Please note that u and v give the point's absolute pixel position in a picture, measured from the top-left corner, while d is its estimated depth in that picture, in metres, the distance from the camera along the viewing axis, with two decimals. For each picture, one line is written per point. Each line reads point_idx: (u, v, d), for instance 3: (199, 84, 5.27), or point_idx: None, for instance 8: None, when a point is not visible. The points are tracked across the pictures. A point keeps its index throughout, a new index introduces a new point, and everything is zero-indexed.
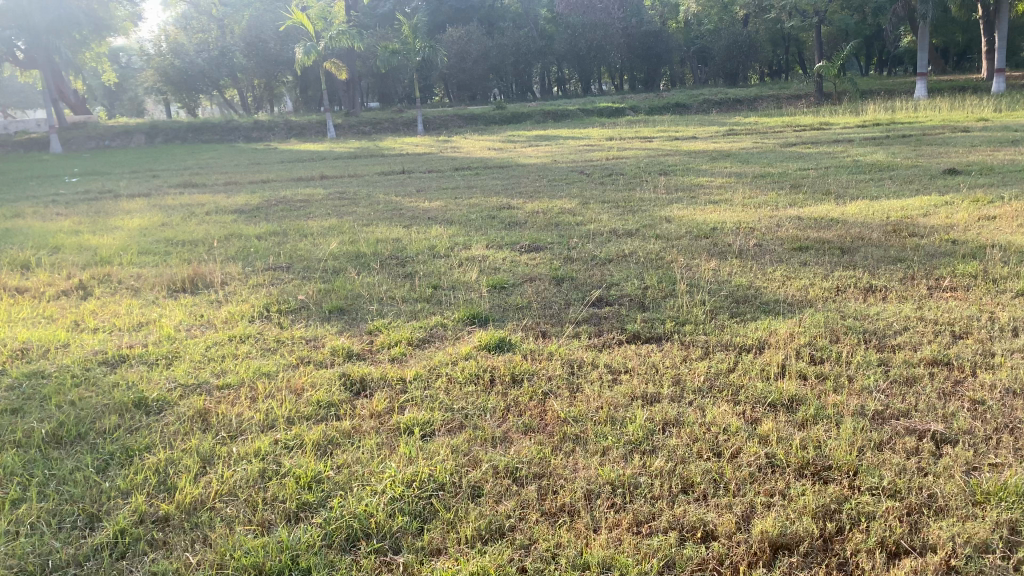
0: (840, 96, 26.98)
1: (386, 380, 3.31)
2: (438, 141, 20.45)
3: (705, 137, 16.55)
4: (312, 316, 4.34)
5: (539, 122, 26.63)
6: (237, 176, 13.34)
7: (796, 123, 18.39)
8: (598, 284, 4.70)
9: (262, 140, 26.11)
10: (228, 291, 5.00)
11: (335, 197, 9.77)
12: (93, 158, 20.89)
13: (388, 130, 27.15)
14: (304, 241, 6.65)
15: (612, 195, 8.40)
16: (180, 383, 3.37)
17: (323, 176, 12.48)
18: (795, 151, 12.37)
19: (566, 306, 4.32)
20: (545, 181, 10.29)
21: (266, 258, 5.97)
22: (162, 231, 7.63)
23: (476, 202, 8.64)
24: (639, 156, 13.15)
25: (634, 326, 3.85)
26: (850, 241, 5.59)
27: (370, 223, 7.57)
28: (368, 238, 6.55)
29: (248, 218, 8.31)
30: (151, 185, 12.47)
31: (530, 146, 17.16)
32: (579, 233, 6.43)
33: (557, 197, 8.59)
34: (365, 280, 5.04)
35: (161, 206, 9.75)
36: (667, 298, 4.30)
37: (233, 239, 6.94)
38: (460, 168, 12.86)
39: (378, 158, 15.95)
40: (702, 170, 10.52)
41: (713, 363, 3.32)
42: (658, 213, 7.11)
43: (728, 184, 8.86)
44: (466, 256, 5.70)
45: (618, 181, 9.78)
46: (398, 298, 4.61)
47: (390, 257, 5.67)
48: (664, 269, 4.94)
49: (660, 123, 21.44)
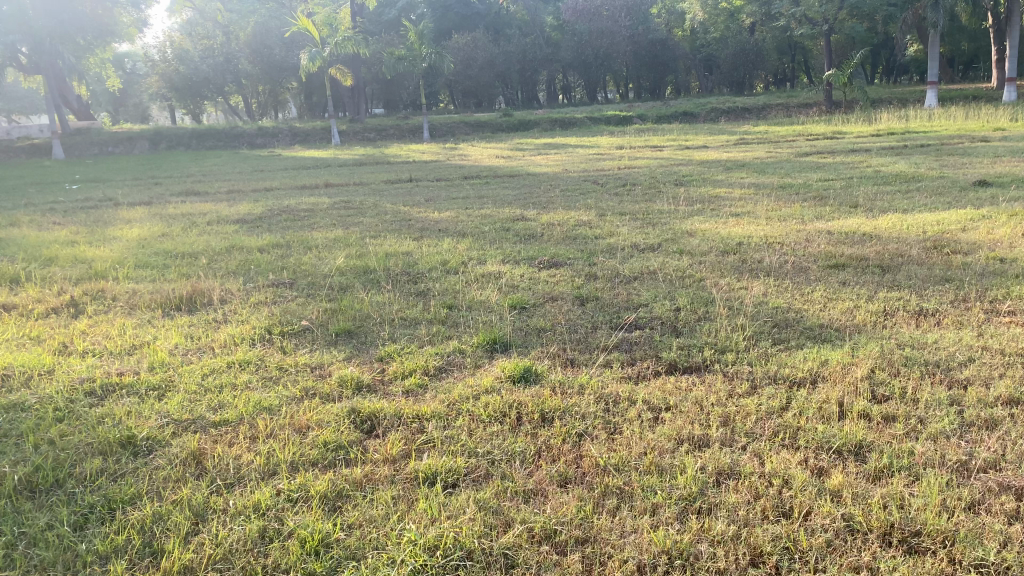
0: (850, 105, 26.66)
1: (400, 417, 2.99)
2: (444, 148, 20.17)
3: (717, 146, 16.23)
4: (318, 340, 4.02)
5: (546, 130, 26.34)
6: (241, 184, 13.05)
7: (809, 131, 18.07)
8: (625, 306, 4.38)
9: (266, 147, 25.84)
10: (227, 311, 4.68)
11: (341, 207, 9.45)
12: (95, 164, 20.60)
13: (393, 137, 26.87)
14: (309, 255, 6.33)
15: (628, 206, 8.07)
16: (172, 419, 3.05)
17: (328, 184, 12.17)
18: (814, 160, 12.05)
19: (592, 330, 3.99)
20: (557, 191, 9.98)
21: (269, 273, 5.66)
22: (161, 242, 7.32)
23: (487, 212, 8.31)
24: (652, 165, 12.83)
25: (670, 355, 3.52)
26: (889, 257, 5.25)
27: (378, 235, 7.25)
28: (377, 252, 6.22)
29: (251, 228, 7.99)
30: (153, 193, 12.19)
31: (539, 153, 16.87)
32: (599, 248, 6.10)
33: (571, 209, 8.28)
34: (375, 299, 4.72)
35: (161, 215, 9.45)
36: (703, 322, 3.97)
37: (234, 251, 6.63)
38: (468, 176, 12.54)
39: (383, 166, 15.66)
40: (719, 180, 10.20)
41: (764, 399, 2.99)
42: (680, 226, 6.79)
43: (748, 195, 8.55)
44: (481, 272, 5.38)
45: (632, 191, 9.47)
46: (410, 320, 4.29)
47: (401, 273, 5.35)
48: (695, 288, 4.62)
49: (670, 132, 21.15)
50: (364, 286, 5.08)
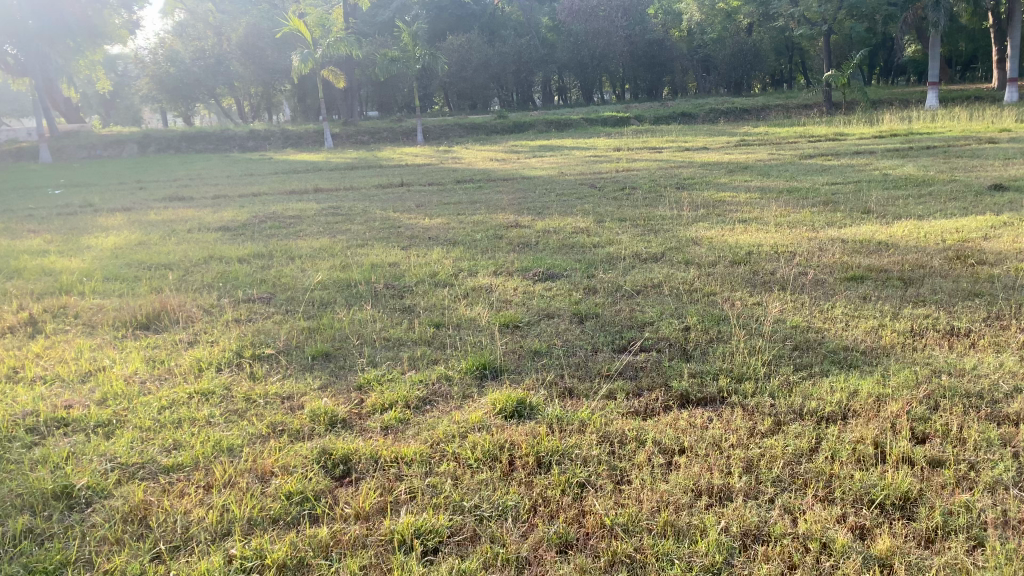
0: (850, 106, 26.34)
1: (377, 461, 2.64)
2: (438, 151, 19.83)
3: (716, 148, 15.91)
4: (291, 365, 3.66)
5: (542, 132, 26.04)
6: (228, 188, 12.69)
7: (810, 133, 17.75)
8: (628, 324, 4.02)
9: (258, 150, 25.49)
10: (196, 332, 4.32)
11: (329, 213, 9.10)
12: (83, 168, 20.21)
13: (387, 139, 26.52)
14: (291, 266, 5.96)
15: (629, 212, 7.73)
16: (119, 464, 2.69)
17: (318, 189, 11.81)
18: (817, 163, 11.73)
19: (593, 352, 3.63)
20: (554, 196, 9.64)
21: (245, 287, 5.29)
22: (136, 252, 6.95)
23: (481, 219, 7.97)
24: (651, 168, 12.50)
25: (680, 383, 3.17)
26: (909, 268, 4.89)
27: (366, 243, 6.90)
28: (363, 263, 5.87)
29: (234, 237, 7.63)
30: (137, 198, 11.86)
31: (535, 156, 16.54)
32: (598, 257, 5.75)
33: (568, 215, 7.94)
34: (357, 316, 4.36)
35: (141, 222, 9.08)
36: (714, 345, 3.62)
37: (212, 262, 6.26)
38: (462, 180, 12.21)
39: (376, 169, 15.31)
40: (721, 184, 9.87)
41: (789, 439, 2.64)
42: (683, 233, 6.45)
43: (753, 200, 8.22)
44: (472, 286, 5.02)
45: (632, 196, 9.14)
46: (394, 341, 3.93)
47: (385, 287, 4.99)
48: (703, 305, 4.27)
49: (669, 134, 20.83)
50: (347, 301, 4.72)
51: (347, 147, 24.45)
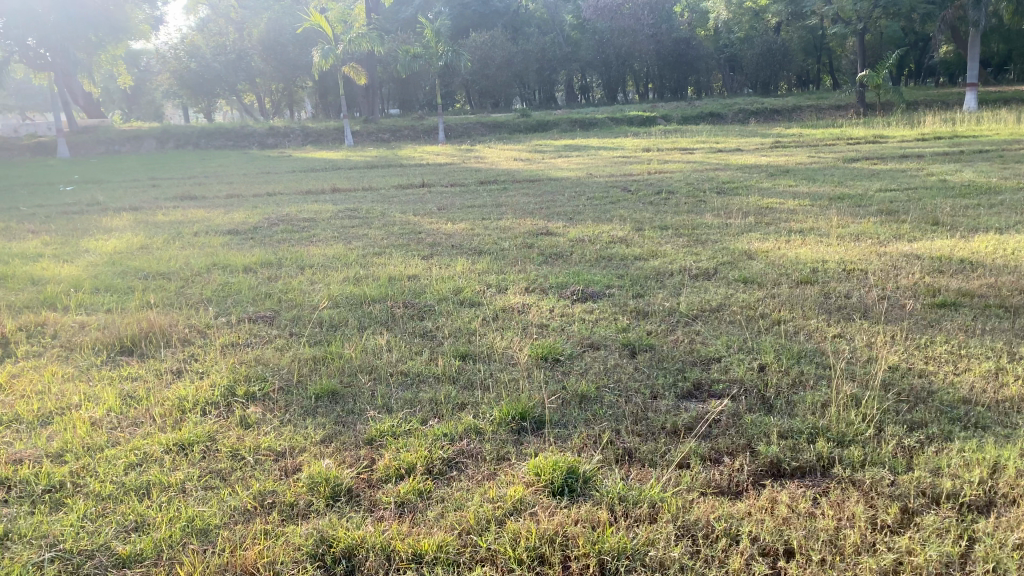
0: (884, 107, 25.50)
1: (390, 557, 2.04)
2: (460, 150, 19.24)
3: (751, 149, 15.22)
4: (290, 409, 3.06)
5: (567, 131, 25.42)
6: (242, 187, 12.17)
7: (849, 134, 16.99)
8: (689, 361, 3.41)
9: (276, 147, 25.03)
10: (188, 361, 3.73)
11: (345, 215, 8.53)
12: (99, 164, 19.81)
13: (408, 137, 25.98)
14: (300, 277, 5.37)
15: (671, 219, 7.09)
16: (60, 554, 2.10)
17: (335, 189, 11.26)
18: (863, 167, 11.01)
19: (651, 399, 3.01)
20: (583, 199, 9.02)
21: (246, 303, 4.70)
22: (135, 258, 6.38)
23: (508, 224, 7.37)
24: (685, 170, 11.84)
25: (768, 447, 2.56)
26: (1009, 293, 4.22)
27: (383, 251, 6.30)
28: (379, 276, 5.27)
29: (241, 241, 7.07)
30: (146, 197, 11.35)
31: (561, 156, 15.93)
32: (642, 272, 5.12)
33: (604, 221, 7.32)
34: (370, 344, 3.76)
35: (146, 223, 8.53)
36: (799, 393, 2.99)
37: (216, 272, 5.69)
38: (486, 181, 11.62)
39: (395, 168, 14.75)
40: (764, 188, 9.21)
41: (927, 539, 2.02)
42: (735, 245, 5.82)
43: (804, 208, 7.55)
44: (503, 306, 4.40)
45: (669, 200, 8.52)
46: (413, 377, 3.33)
47: (403, 307, 4.40)
48: (775, 336, 3.65)
49: (699, 133, 20.14)
50: (360, 324, 4.12)
51: (367, 144, 23.96)
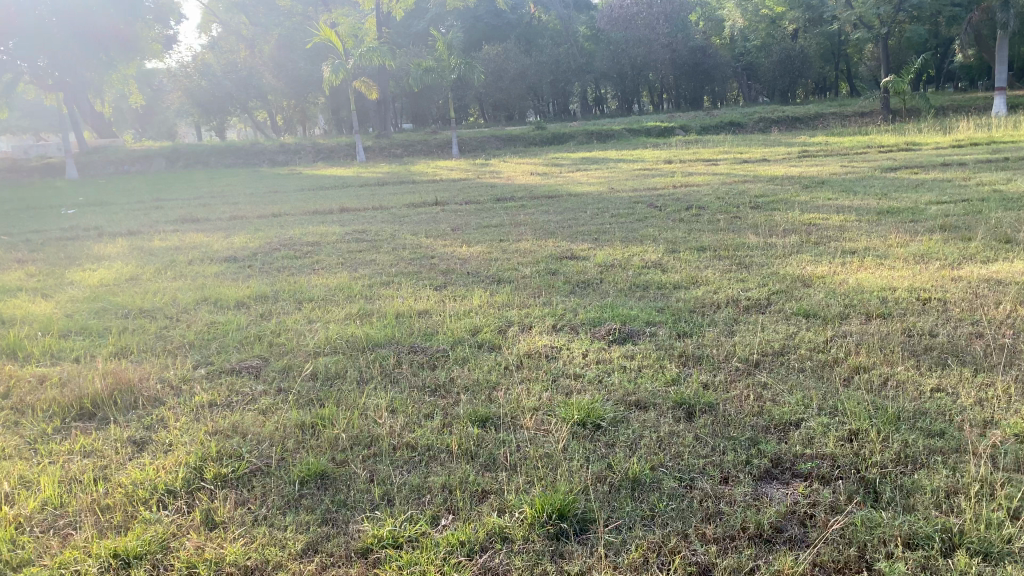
0: (910, 113, 24.77)
1: None
2: (474, 164, 18.66)
3: (777, 159, 14.58)
4: (267, 501, 2.47)
5: (583, 143, 24.85)
6: (248, 208, 11.65)
7: (878, 142, 16.30)
8: (760, 428, 2.79)
9: (287, 164, 24.58)
10: (152, 430, 3.13)
11: (353, 238, 7.95)
12: (106, 184, 19.36)
13: (420, 152, 25.47)
14: (297, 314, 4.77)
15: (707, 240, 6.47)
16: None
17: (344, 209, 10.70)
18: (904, 177, 10.35)
19: (722, 487, 2.40)
20: (607, 217, 8.41)
21: (232, 350, 4.09)
22: (119, 292, 5.80)
23: (528, 247, 6.76)
24: (712, 183, 11.21)
25: (891, 566, 1.94)
26: None
27: (391, 281, 5.70)
28: (386, 312, 4.66)
29: (238, 271, 6.49)
30: (146, 220, 10.81)
31: (579, 169, 15.34)
32: (685, 304, 4.49)
33: (633, 242, 6.69)
34: (372, 405, 3.16)
35: (140, 250, 7.98)
36: (912, 477, 2.36)
37: (203, 308, 5.09)
38: (503, 198, 11.02)
39: (408, 185, 14.21)
40: (801, 202, 8.55)
41: None
42: (785, 271, 5.19)
43: (852, 224, 6.90)
44: (528, 350, 3.77)
45: (701, 217, 7.91)
46: (423, 453, 2.72)
47: (413, 354, 3.78)
48: (859, 394, 3.02)
49: (720, 144, 19.51)
50: (362, 377, 3.52)
51: (379, 160, 23.45)
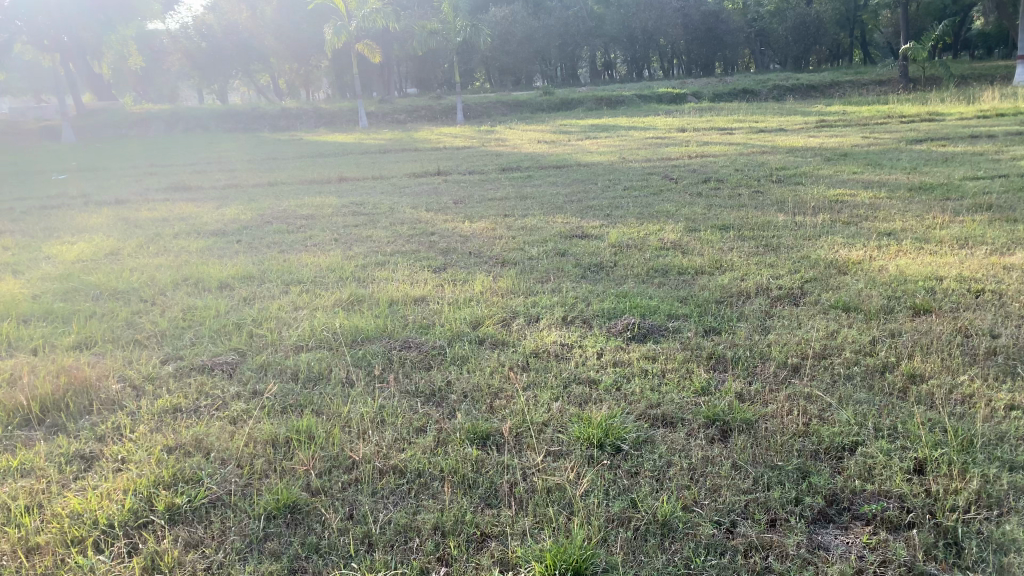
0: (928, 82, 24.08)
1: None
2: (480, 132, 18.14)
3: (794, 129, 14.06)
4: (227, 542, 2.07)
5: (592, 109, 24.26)
6: (243, 176, 11.24)
7: (899, 112, 15.75)
8: (807, 454, 2.38)
9: (289, 129, 24.06)
10: (103, 442, 2.72)
11: (350, 211, 7.51)
12: (102, 149, 18.89)
13: (425, 118, 24.91)
14: (283, 299, 4.35)
15: (729, 218, 6.03)
16: None
17: (343, 178, 10.27)
18: (930, 150, 9.85)
19: (771, 537, 1.99)
20: (619, 190, 7.99)
21: (206, 341, 3.68)
22: (94, 270, 5.39)
23: (535, 224, 6.33)
24: (728, 154, 10.73)
25: None
26: None
27: (387, 260, 5.28)
28: (379, 298, 4.25)
29: (224, 246, 6.07)
30: (138, 188, 10.38)
31: (588, 137, 14.82)
32: (711, 293, 4.06)
33: (648, 219, 6.26)
34: (356, 415, 2.76)
35: (124, 221, 7.56)
36: (1000, 527, 1.96)
37: (181, 291, 4.67)
38: (509, 167, 10.57)
39: (411, 152, 13.77)
40: (825, 176, 8.08)
41: None
42: (817, 256, 4.76)
43: (882, 201, 6.45)
44: (537, 348, 3.36)
45: (719, 191, 7.48)
46: (412, 481, 2.32)
47: (405, 351, 3.37)
48: (919, 408, 2.61)
49: (735, 112, 18.94)
50: (348, 379, 3.11)
51: (383, 126, 22.94)
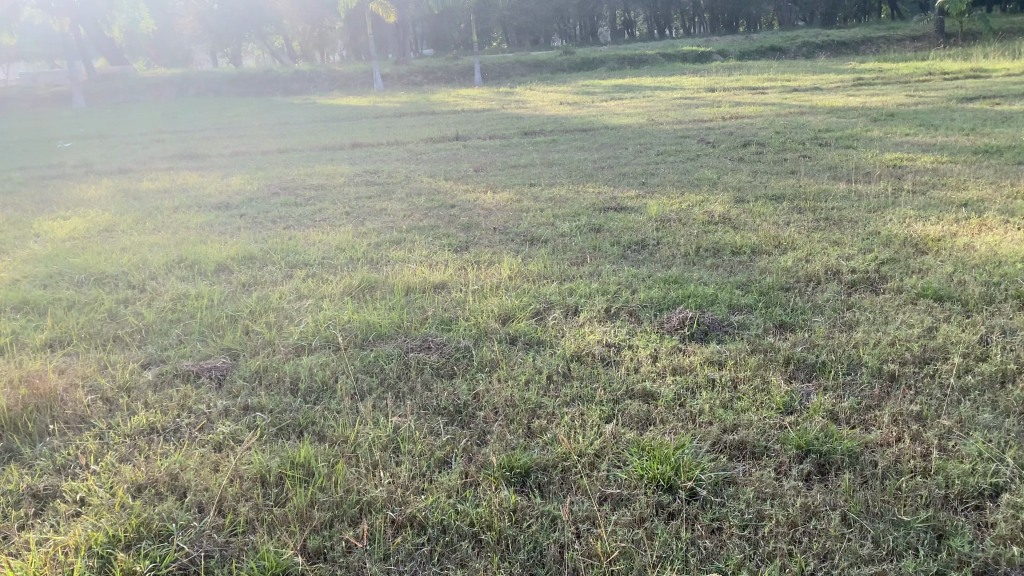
0: (967, 38, 23.06)
1: None
2: (499, 93, 17.50)
3: (830, 88, 13.34)
4: None
5: (615, 69, 23.48)
6: (254, 142, 10.76)
7: (941, 68, 14.98)
8: (937, 502, 1.88)
9: (303, 92, 23.47)
10: (61, 476, 2.24)
11: (363, 180, 7.01)
12: (112, 115, 18.43)
13: (442, 79, 24.22)
14: (285, 286, 3.86)
15: (779, 187, 5.46)
16: None
17: (357, 144, 9.73)
18: (984, 108, 9.17)
19: None
20: (652, 155, 7.43)
21: (196, 340, 3.19)
22: (83, 250, 4.91)
23: (565, 195, 5.79)
24: (765, 115, 10.11)
25: None
26: None
27: (404, 238, 4.78)
28: (393, 285, 3.74)
29: (227, 221, 5.58)
30: (143, 157, 9.90)
31: (612, 99, 14.16)
32: (776, 278, 3.52)
33: (689, 188, 5.71)
34: (364, 441, 2.27)
35: (123, 193, 7.08)
36: None
37: (174, 275, 4.18)
38: (531, 131, 10.00)
39: (428, 116, 13.22)
40: (876, 138, 7.47)
41: None
42: (887, 231, 4.21)
43: (947, 166, 5.85)
44: (579, 349, 2.84)
45: (761, 156, 6.91)
46: (436, 540, 1.84)
47: (423, 353, 2.87)
48: None
49: (765, 70, 18.15)
50: (356, 391, 2.63)
51: (399, 89, 22.30)
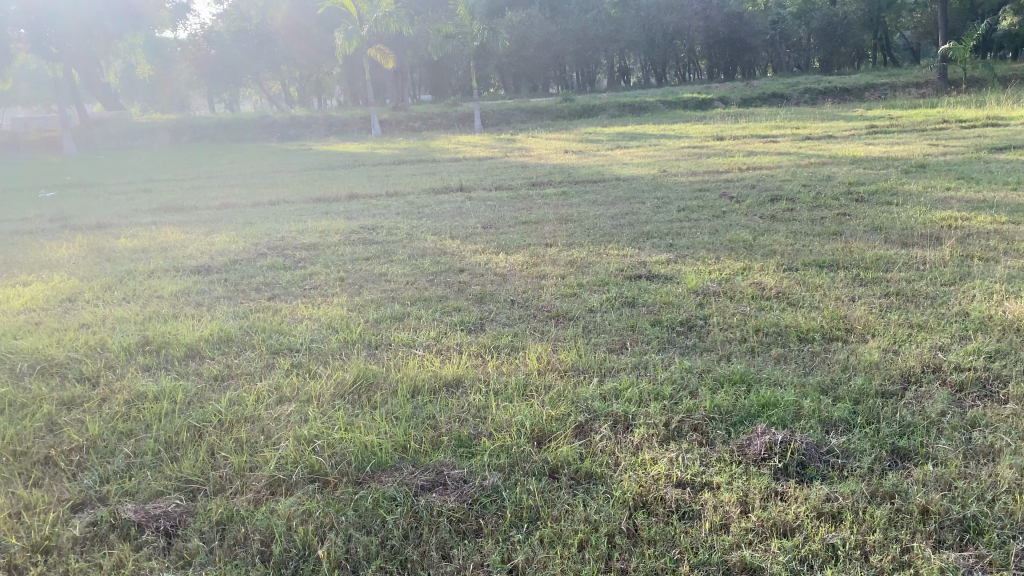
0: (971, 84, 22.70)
1: None
2: (499, 140, 17.01)
3: (844, 135, 12.83)
4: None
5: (615, 115, 23.10)
6: (247, 192, 10.22)
7: (956, 115, 14.50)
8: None
9: (298, 139, 23.05)
10: None
11: (359, 238, 6.40)
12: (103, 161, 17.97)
13: (440, 125, 23.83)
14: (266, 381, 3.18)
15: (830, 252, 4.84)
16: None
17: (354, 195, 9.14)
18: (1019, 159, 8.62)
19: None
20: (674, 210, 6.83)
21: (146, 467, 2.50)
22: (36, 326, 4.25)
23: (585, 258, 5.17)
24: (785, 165, 9.55)
25: None
26: None
27: (407, 313, 4.12)
28: (397, 383, 3.07)
29: (205, 290, 4.93)
30: (127, 209, 9.32)
31: (618, 146, 13.65)
32: (870, 380, 2.85)
33: (725, 251, 5.10)
34: None
35: (97, 253, 6.44)
36: None
37: (135, 364, 3.51)
38: (538, 182, 9.43)
39: (429, 163, 12.70)
40: (915, 192, 6.87)
41: None
42: (979, 311, 3.56)
43: (1011, 228, 5.23)
44: (642, 492, 2.16)
45: (795, 213, 6.30)
46: None
47: (437, 495, 2.19)
48: None
49: (772, 117, 17.73)
50: (347, 562, 1.94)
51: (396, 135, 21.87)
